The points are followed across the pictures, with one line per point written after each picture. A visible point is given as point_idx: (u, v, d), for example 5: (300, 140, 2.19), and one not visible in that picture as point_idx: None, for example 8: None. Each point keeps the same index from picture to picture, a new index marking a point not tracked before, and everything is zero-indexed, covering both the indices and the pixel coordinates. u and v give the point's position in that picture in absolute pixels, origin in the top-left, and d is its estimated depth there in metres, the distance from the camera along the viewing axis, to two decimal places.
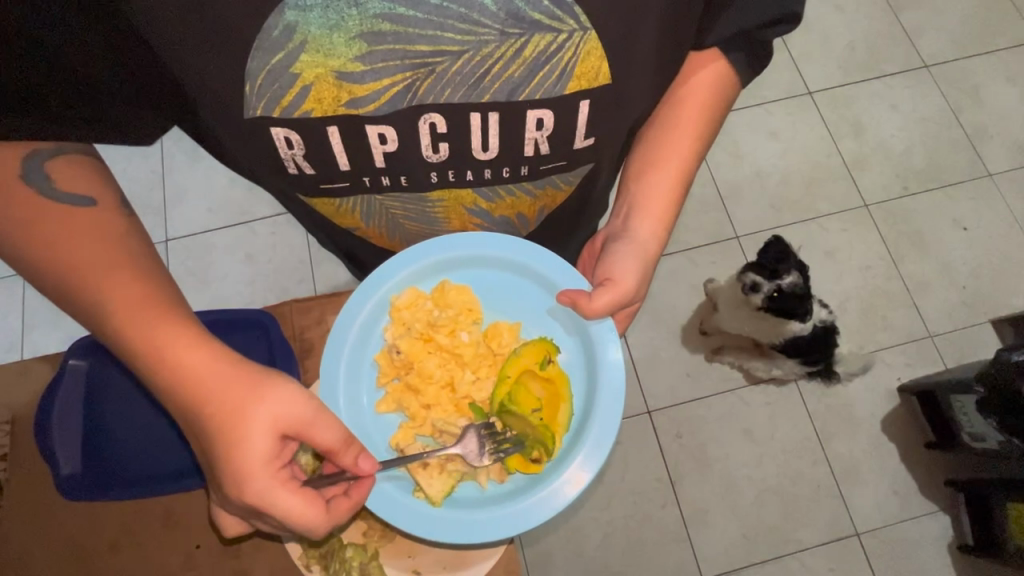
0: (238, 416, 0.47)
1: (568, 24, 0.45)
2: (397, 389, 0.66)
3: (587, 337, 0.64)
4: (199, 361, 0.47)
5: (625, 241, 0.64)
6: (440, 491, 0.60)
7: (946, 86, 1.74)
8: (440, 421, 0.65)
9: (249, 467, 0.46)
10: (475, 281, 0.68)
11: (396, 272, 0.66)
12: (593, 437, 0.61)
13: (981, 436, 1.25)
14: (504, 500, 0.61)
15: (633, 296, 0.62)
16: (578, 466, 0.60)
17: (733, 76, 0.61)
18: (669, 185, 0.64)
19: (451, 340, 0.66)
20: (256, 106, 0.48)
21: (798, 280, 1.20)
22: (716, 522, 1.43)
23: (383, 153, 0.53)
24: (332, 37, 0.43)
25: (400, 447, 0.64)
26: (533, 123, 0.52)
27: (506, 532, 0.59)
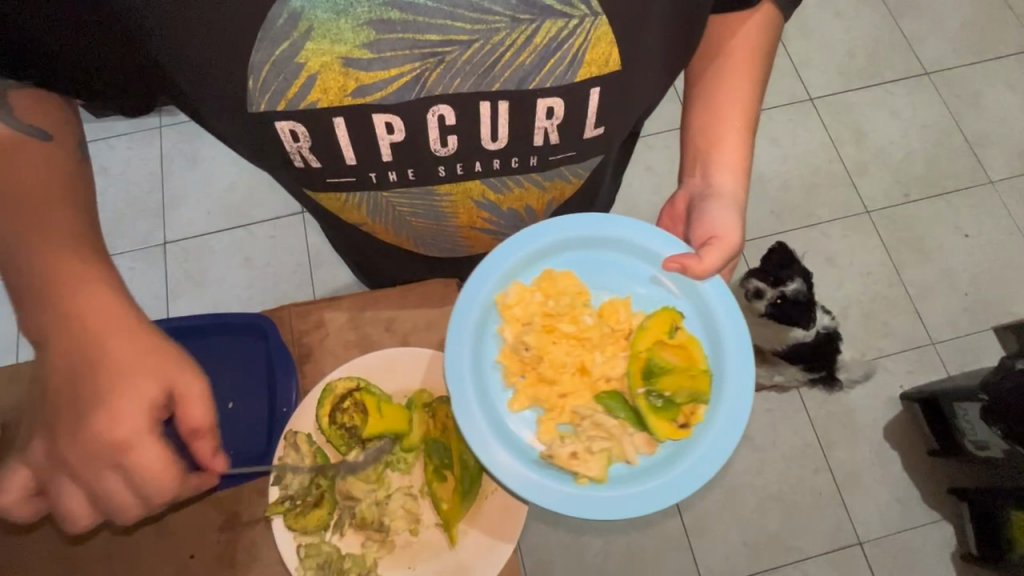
0: (123, 365, 0.44)
1: (580, 9, 0.44)
2: (528, 386, 0.61)
3: (703, 299, 0.61)
4: (92, 308, 0.45)
5: (714, 196, 0.62)
6: (601, 470, 0.57)
7: (947, 93, 1.74)
8: (583, 407, 0.62)
9: (119, 417, 0.43)
10: (579, 263, 0.63)
11: (500, 268, 0.61)
12: (739, 390, 0.58)
13: (985, 445, 1.23)
14: (666, 466, 0.58)
15: (740, 246, 0.61)
16: (733, 421, 0.57)
17: (778, 15, 0.61)
18: (740, 134, 0.63)
19: (576, 326, 0.63)
20: (260, 100, 0.47)
21: (801, 288, 1.21)
22: (717, 530, 1.41)
23: (390, 144, 0.52)
24: (339, 24, 0.42)
25: (549, 440, 0.60)
26: (543, 111, 0.51)
27: (694, 487, 0.56)
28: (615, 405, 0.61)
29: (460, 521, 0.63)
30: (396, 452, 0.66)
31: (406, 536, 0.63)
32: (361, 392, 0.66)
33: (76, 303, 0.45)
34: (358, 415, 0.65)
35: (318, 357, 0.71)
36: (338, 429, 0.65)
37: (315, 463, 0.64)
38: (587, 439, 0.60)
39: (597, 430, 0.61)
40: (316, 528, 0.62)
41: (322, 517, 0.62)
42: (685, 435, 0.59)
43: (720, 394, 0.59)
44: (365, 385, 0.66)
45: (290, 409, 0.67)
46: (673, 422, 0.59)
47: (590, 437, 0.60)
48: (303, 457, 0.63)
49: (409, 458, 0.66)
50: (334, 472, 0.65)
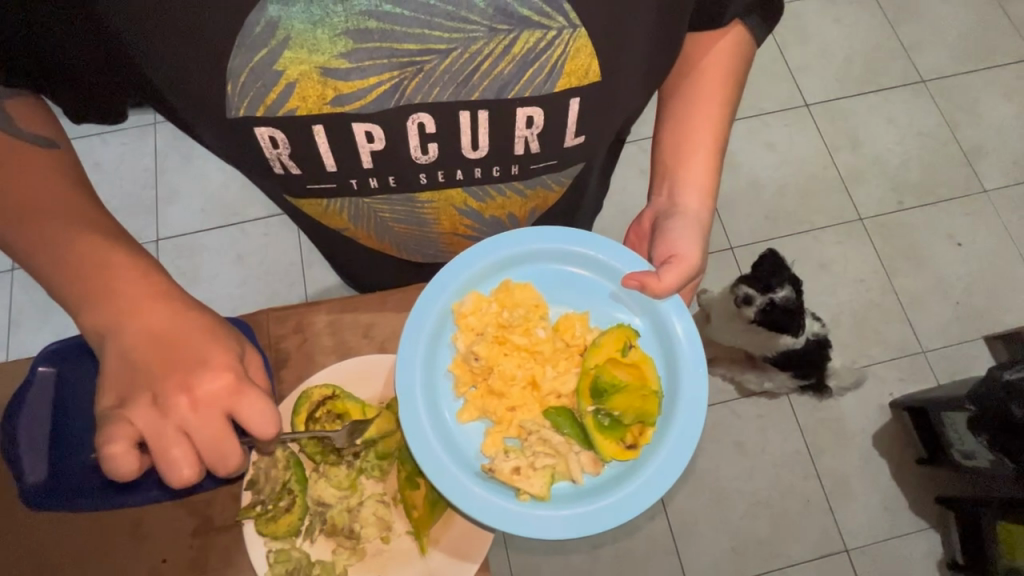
0: (200, 332, 0.49)
1: (557, 20, 0.44)
2: (477, 397, 0.62)
3: (659, 317, 0.62)
4: (155, 285, 0.49)
5: (677, 217, 0.62)
6: (543, 486, 0.58)
7: (943, 101, 1.74)
8: (530, 422, 0.63)
9: (221, 371, 0.47)
10: (537, 276, 0.64)
11: (456, 278, 0.62)
12: (686, 413, 0.59)
13: (972, 455, 1.24)
14: (611, 485, 0.58)
15: (700, 266, 0.61)
16: (678, 442, 0.58)
17: (751, 39, 0.60)
18: (708, 155, 0.63)
19: (528, 338, 0.64)
20: (239, 106, 0.47)
21: (790, 295, 1.20)
22: (704, 535, 1.41)
23: (370, 152, 0.52)
24: (316, 33, 0.42)
25: (493, 453, 0.60)
26: (523, 121, 0.51)
27: (634, 511, 0.56)
28: (563, 422, 0.62)
29: (430, 530, 0.63)
30: (372, 459, 0.67)
31: (377, 543, 0.63)
32: (335, 400, 0.67)
33: (131, 286, 0.48)
34: (334, 423, 0.67)
35: (298, 362, 0.71)
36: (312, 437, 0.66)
37: (288, 467, 0.65)
38: (532, 454, 0.60)
39: (543, 446, 0.61)
40: (287, 533, 0.62)
41: (293, 522, 0.63)
42: (632, 455, 0.59)
43: (671, 416, 0.59)
44: (339, 393, 0.67)
45: None
46: (620, 441, 0.60)
47: (535, 452, 0.60)
48: (276, 461, 0.65)
49: (384, 466, 0.67)
50: (307, 478, 0.65)
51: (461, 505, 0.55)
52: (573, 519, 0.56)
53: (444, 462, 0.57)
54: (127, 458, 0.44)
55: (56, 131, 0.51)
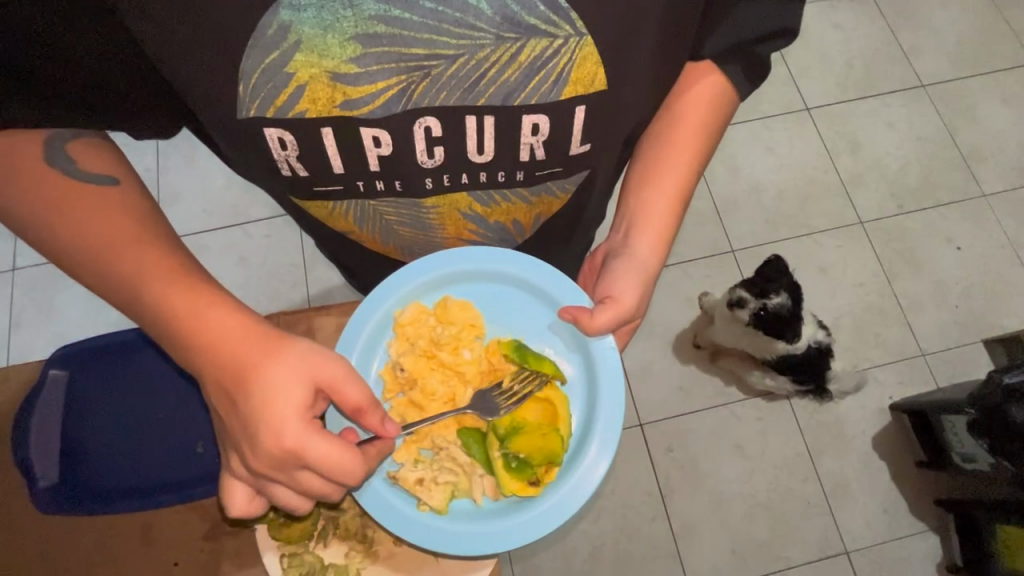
0: (257, 367, 0.44)
1: (565, 28, 0.44)
2: (401, 404, 0.65)
3: (588, 354, 0.63)
4: (220, 320, 0.45)
5: (624, 256, 0.61)
6: (443, 501, 0.60)
7: (942, 106, 1.75)
8: (442, 438, 0.64)
9: (282, 418, 0.42)
10: (477, 295, 0.66)
11: (399, 288, 0.65)
12: (594, 452, 0.60)
13: (973, 458, 1.24)
14: (505, 512, 0.60)
15: (635, 313, 0.60)
16: (575, 482, 0.60)
17: (731, 88, 0.59)
18: (669, 202, 0.61)
19: (454, 357, 0.66)
20: (250, 107, 0.47)
21: (786, 302, 1.19)
22: (704, 537, 1.42)
23: (377, 156, 0.52)
24: (327, 37, 0.42)
25: (404, 460, 0.63)
26: (529, 128, 0.51)
27: (515, 542, 0.59)
28: (474, 444, 0.64)
29: None
30: None
31: (391, 546, 0.64)
32: None
33: (213, 325, 0.45)
34: None
35: None
36: None
37: None
38: (438, 468, 0.62)
39: (451, 463, 0.63)
40: (301, 537, 0.62)
41: (306, 527, 0.62)
42: (532, 492, 0.60)
43: (576, 456, 0.61)
44: None
45: None
46: (524, 479, 0.60)
47: (442, 467, 0.63)
48: None
49: None
50: None
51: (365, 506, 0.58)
52: (462, 534, 0.59)
53: None
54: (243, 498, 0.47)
55: (113, 167, 0.48)
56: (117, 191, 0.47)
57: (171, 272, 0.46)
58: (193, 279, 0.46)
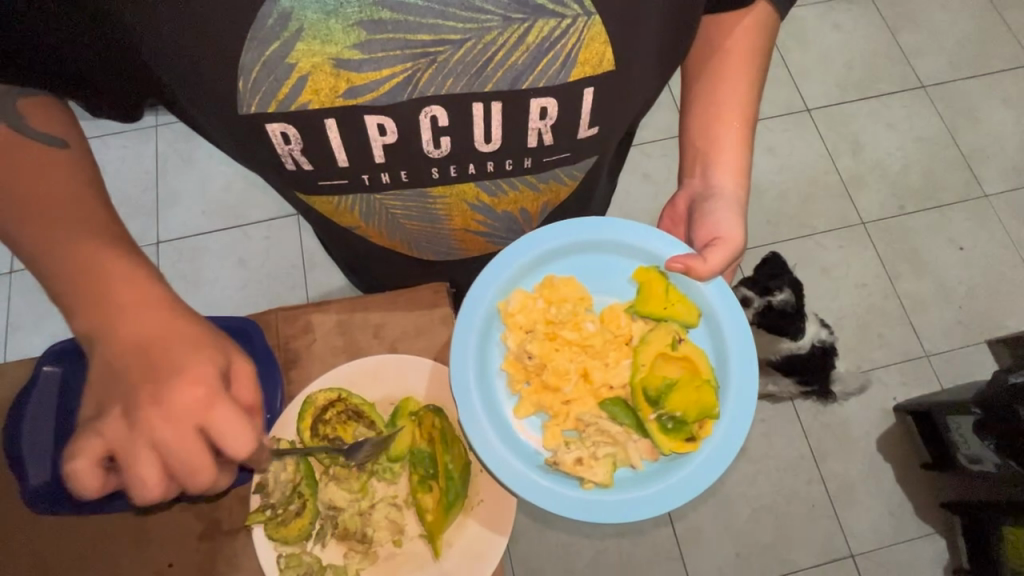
0: (174, 344, 0.44)
1: (572, 8, 0.43)
2: (532, 393, 0.62)
3: (706, 301, 0.62)
4: (146, 294, 0.46)
5: (714, 196, 0.62)
6: (607, 475, 0.58)
7: (943, 106, 1.75)
8: (587, 414, 0.62)
9: (188, 385, 0.42)
10: (577, 268, 0.64)
11: (501, 272, 0.61)
12: (740, 385, 0.59)
13: (977, 459, 1.22)
14: (672, 468, 0.58)
15: (743, 246, 0.61)
16: (734, 419, 0.58)
17: (773, 18, 0.61)
18: (738, 133, 0.63)
19: (578, 333, 0.63)
20: (251, 102, 0.46)
21: (789, 298, 1.21)
22: (709, 541, 1.40)
23: (383, 146, 0.52)
24: (329, 23, 0.41)
25: (554, 446, 0.60)
26: (537, 112, 0.51)
27: (696, 491, 0.56)
28: (621, 413, 0.62)
29: (443, 534, 0.62)
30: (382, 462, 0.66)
31: (390, 547, 0.62)
32: (342, 403, 0.66)
33: (135, 317, 0.45)
34: (341, 426, 0.66)
35: (305, 363, 0.71)
36: (321, 441, 0.65)
37: (298, 472, 0.64)
38: (592, 444, 0.60)
39: (602, 435, 0.62)
40: (298, 537, 0.61)
41: (304, 526, 0.62)
42: (691, 448, 0.58)
43: (723, 397, 0.59)
44: (347, 395, 0.66)
45: (273, 414, 0.66)
46: (681, 436, 0.59)
47: (595, 442, 0.61)
48: (286, 466, 0.64)
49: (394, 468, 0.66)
50: (317, 481, 0.64)
51: (529, 495, 0.56)
52: (643, 501, 0.56)
53: (503, 454, 0.57)
54: (90, 475, 0.41)
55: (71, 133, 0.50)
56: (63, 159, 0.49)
57: (119, 253, 0.47)
58: (136, 258, 0.48)
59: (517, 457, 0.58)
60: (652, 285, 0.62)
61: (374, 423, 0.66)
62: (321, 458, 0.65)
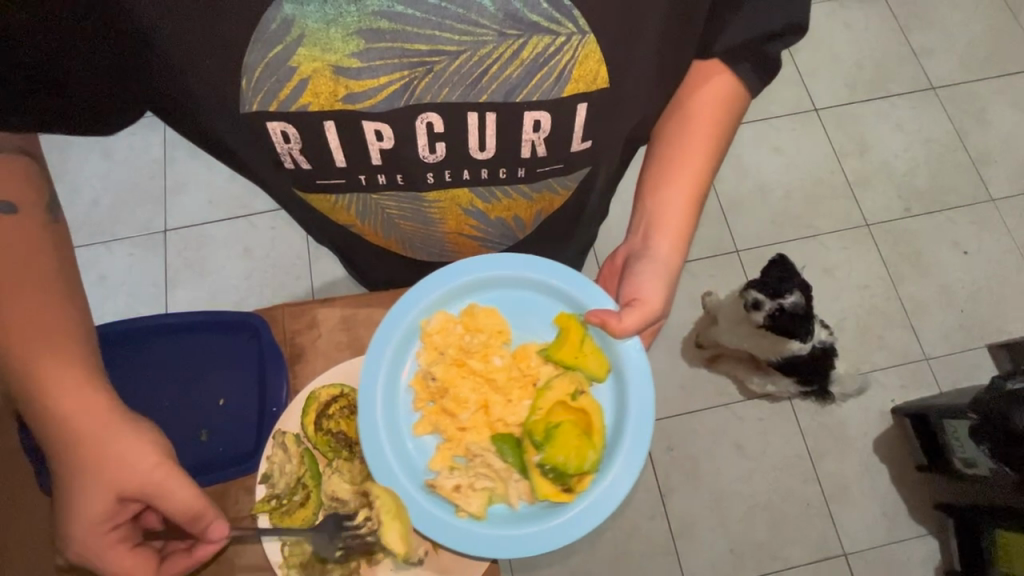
0: (91, 472, 0.49)
1: (567, 27, 0.44)
2: (433, 413, 0.64)
3: (617, 357, 0.64)
4: (83, 404, 0.50)
5: (646, 260, 0.63)
6: (480, 507, 0.61)
7: (952, 108, 1.74)
8: (477, 445, 0.65)
9: (85, 523, 0.50)
10: (502, 302, 0.67)
11: (425, 295, 0.65)
12: (627, 451, 0.61)
13: (972, 462, 1.24)
14: (541, 515, 0.60)
15: (662, 312, 0.63)
16: (609, 482, 0.60)
17: (743, 89, 0.60)
18: (686, 201, 0.64)
19: (485, 364, 0.66)
20: (252, 100, 0.47)
21: (800, 301, 1.20)
22: (703, 537, 1.42)
23: (379, 150, 0.53)
24: (330, 32, 0.42)
25: (439, 469, 0.63)
26: (530, 124, 0.51)
27: (554, 544, 0.59)
28: (508, 450, 0.64)
29: None
30: None
31: None
32: (345, 398, 0.68)
33: (84, 437, 0.50)
34: (344, 420, 0.68)
35: (310, 358, 0.72)
36: (324, 434, 0.67)
37: (303, 463, 0.66)
38: (473, 475, 0.63)
39: (487, 469, 0.64)
40: (302, 526, 0.63)
41: (308, 516, 0.64)
42: (565, 498, 0.60)
43: (608, 460, 0.61)
44: (350, 391, 0.68)
45: (280, 407, 0.69)
46: (558, 484, 0.61)
47: (477, 473, 0.63)
48: (290, 456, 0.66)
49: None
50: (320, 473, 0.66)
51: (402, 511, 0.58)
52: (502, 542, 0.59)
53: (393, 472, 0.60)
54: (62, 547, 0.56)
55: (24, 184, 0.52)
56: (21, 221, 0.51)
57: (52, 344, 0.50)
58: (64, 343, 0.50)
59: (404, 475, 0.61)
60: (571, 332, 0.64)
61: None
62: (325, 452, 0.67)
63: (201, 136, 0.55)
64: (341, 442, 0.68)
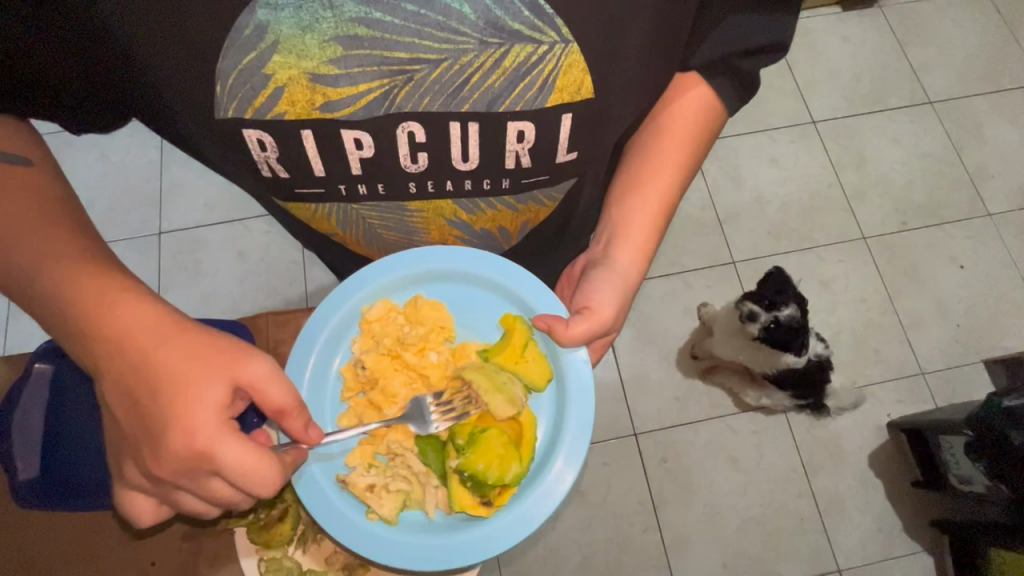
0: (170, 375, 0.41)
1: (549, 35, 0.43)
2: (361, 405, 0.64)
3: (560, 368, 0.62)
4: (133, 311, 0.42)
5: (603, 268, 0.61)
6: (392, 511, 0.60)
7: (949, 123, 1.75)
8: (399, 445, 0.63)
9: (184, 427, 0.40)
10: (448, 297, 0.66)
11: (369, 283, 0.64)
12: (555, 472, 0.60)
13: (969, 480, 1.22)
14: (456, 527, 0.60)
15: (611, 327, 0.60)
16: (529, 502, 0.59)
17: (718, 102, 0.60)
18: (652, 213, 0.62)
19: (420, 359, 0.65)
20: (227, 107, 0.46)
21: (795, 314, 1.19)
22: (696, 551, 1.40)
23: (359, 159, 0.52)
24: (305, 38, 0.41)
25: (356, 465, 0.62)
26: (514, 135, 0.51)
27: (462, 560, 0.58)
28: (431, 455, 0.62)
29: None
30: None
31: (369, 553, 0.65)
32: None
33: (137, 341, 0.41)
34: None
35: None
36: None
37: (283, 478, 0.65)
38: (391, 475, 0.62)
39: (406, 471, 0.63)
40: (280, 542, 0.63)
41: (287, 531, 0.63)
42: (482, 511, 0.60)
43: (535, 479, 0.60)
44: None
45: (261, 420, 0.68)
46: (476, 497, 0.60)
47: (394, 474, 0.62)
48: None
49: None
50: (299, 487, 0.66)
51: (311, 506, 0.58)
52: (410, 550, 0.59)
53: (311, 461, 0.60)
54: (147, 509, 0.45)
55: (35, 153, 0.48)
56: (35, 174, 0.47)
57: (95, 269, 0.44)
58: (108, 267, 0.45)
59: (320, 464, 0.60)
60: (513, 334, 0.62)
61: None
62: None
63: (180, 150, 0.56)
64: None
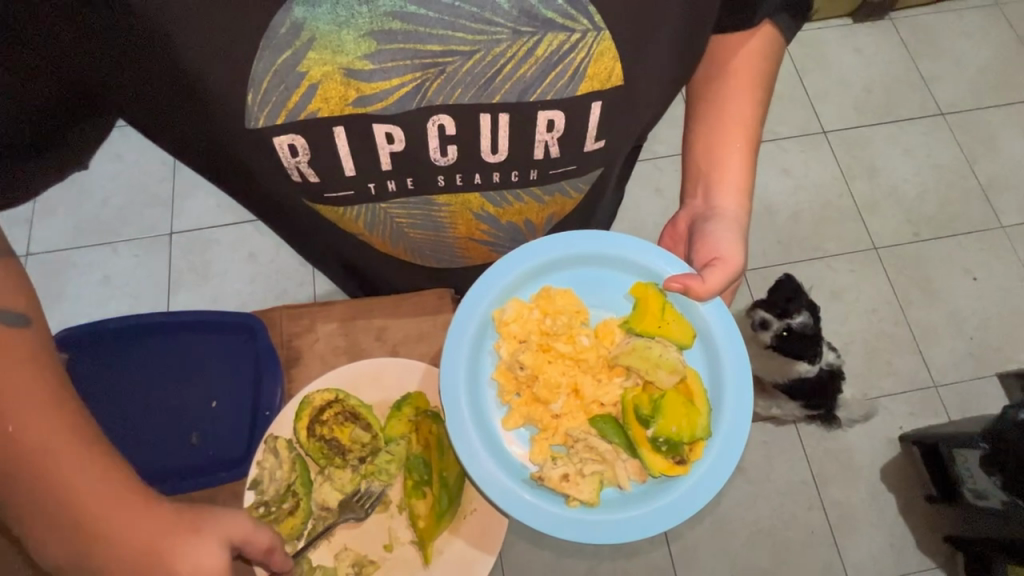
0: None
1: (582, 23, 0.43)
2: (522, 404, 0.62)
3: (702, 322, 0.62)
4: None
5: (713, 218, 0.63)
6: (593, 493, 0.59)
7: (962, 135, 1.74)
8: (576, 430, 0.63)
9: None
10: (577, 280, 0.65)
11: (496, 284, 0.62)
12: (730, 414, 0.59)
13: (983, 494, 1.19)
14: (657, 493, 0.59)
15: (742, 269, 0.61)
16: (725, 445, 0.59)
17: (780, 38, 0.61)
18: (742, 154, 0.63)
19: (573, 347, 0.64)
20: (259, 114, 0.47)
21: (808, 320, 1.19)
22: (704, 563, 1.38)
23: (390, 153, 0.52)
24: (341, 34, 0.42)
25: (541, 461, 0.61)
26: (544, 124, 0.51)
27: (682, 516, 0.57)
28: (610, 430, 0.63)
29: (434, 540, 0.63)
30: (378, 465, 0.66)
31: (381, 551, 0.64)
32: (339, 404, 0.67)
33: None
34: (338, 427, 0.67)
35: (306, 361, 0.72)
36: (316, 442, 0.66)
37: (293, 470, 0.65)
38: (579, 461, 0.61)
39: (591, 452, 0.62)
40: (289, 536, 0.63)
41: (296, 525, 0.63)
42: (681, 471, 0.58)
43: (715, 424, 0.59)
44: (344, 396, 0.67)
45: (273, 409, 0.68)
46: (671, 457, 0.59)
47: (583, 459, 0.61)
48: (281, 464, 0.64)
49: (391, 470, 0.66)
50: (312, 482, 0.65)
51: (510, 508, 0.56)
52: (624, 523, 0.57)
53: (488, 467, 0.58)
54: None
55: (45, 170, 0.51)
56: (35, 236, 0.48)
57: None
58: None
59: (497, 462, 0.58)
60: (649, 302, 0.61)
61: (370, 426, 0.67)
62: (317, 459, 0.66)
63: (226, 160, 0.57)
64: (334, 450, 0.66)
